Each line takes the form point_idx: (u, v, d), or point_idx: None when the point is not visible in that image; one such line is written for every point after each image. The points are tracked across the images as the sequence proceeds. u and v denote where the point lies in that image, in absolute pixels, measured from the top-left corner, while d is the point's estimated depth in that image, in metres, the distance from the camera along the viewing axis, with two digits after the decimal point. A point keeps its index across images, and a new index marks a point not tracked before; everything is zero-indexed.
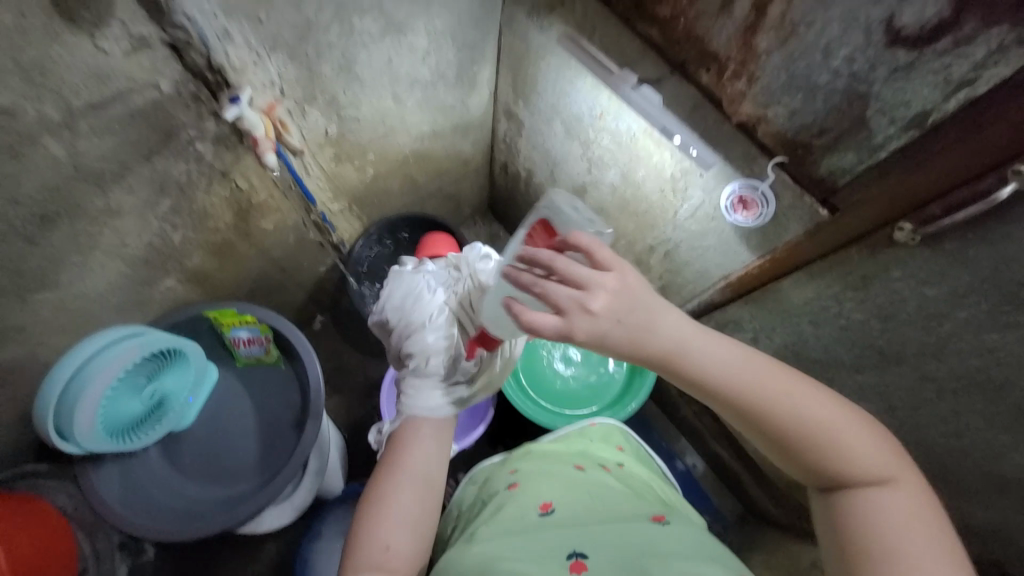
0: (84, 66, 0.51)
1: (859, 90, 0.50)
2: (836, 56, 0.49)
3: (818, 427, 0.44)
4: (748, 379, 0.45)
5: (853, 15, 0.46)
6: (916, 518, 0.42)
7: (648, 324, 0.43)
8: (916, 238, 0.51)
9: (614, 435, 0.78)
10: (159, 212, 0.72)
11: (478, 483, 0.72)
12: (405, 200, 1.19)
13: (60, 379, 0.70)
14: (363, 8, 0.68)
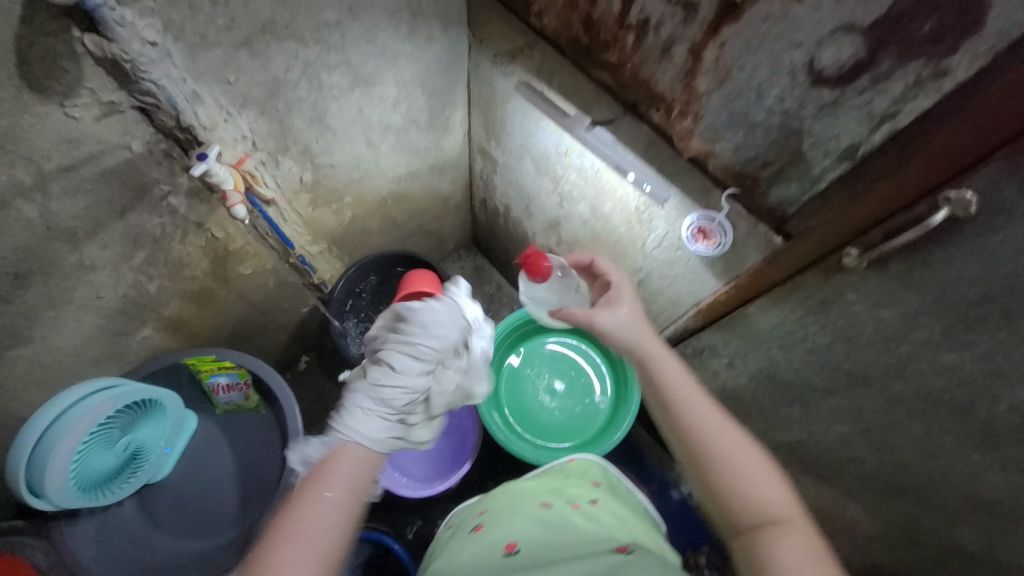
0: (54, 134, 0.54)
1: (793, 126, 0.52)
2: (768, 96, 0.52)
3: (730, 461, 0.52)
4: (688, 397, 0.56)
5: (778, 59, 0.48)
6: (816, 558, 0.45)
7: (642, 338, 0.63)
8: (862, 262, 0.53)
9: (590, 471, 0.78)
10: (134, 265, 0.74)
11: (448, 531, 0.70)
12: (385, 238, 1.21)
13: (29, 437, 0.69)
14: (331, 65, 0.71)
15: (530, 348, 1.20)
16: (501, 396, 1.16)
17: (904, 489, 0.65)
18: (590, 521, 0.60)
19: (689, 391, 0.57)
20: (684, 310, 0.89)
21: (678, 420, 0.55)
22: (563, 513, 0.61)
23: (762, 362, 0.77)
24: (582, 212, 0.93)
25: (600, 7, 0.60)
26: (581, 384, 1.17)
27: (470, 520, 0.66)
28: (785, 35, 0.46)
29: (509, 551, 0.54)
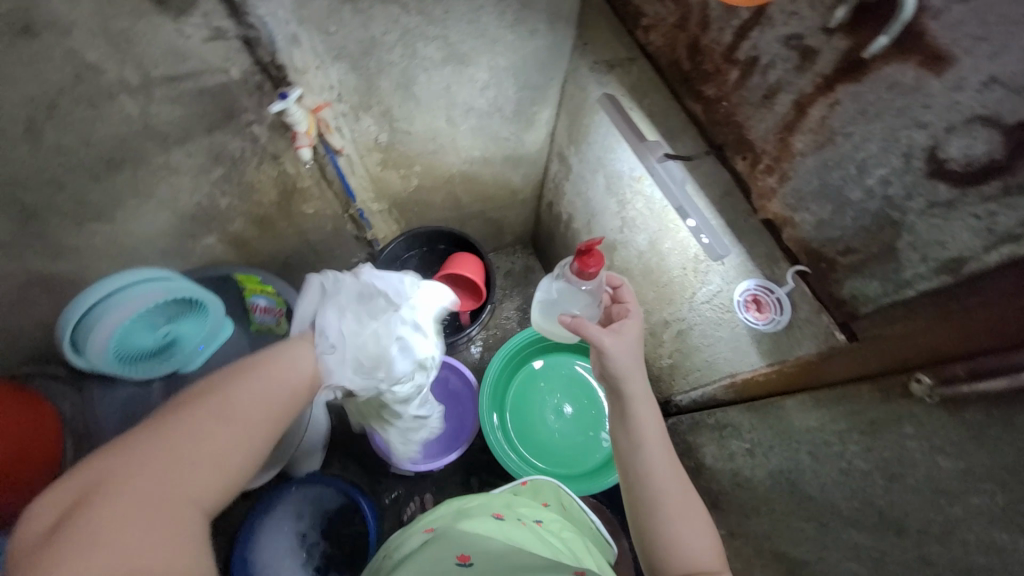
0: (166, 45, 0.59)
1: (891, 217, 0.45)
2: (870, 175, 0.45)
3: (671, 510, 0.57)
4: (652, 444, 0.60)
5: (894, 135, 0.42)
6: None
7: (631, 366, 0.63)
8: (934, 397, 0.45)
9: (544, 491, 0.78)
10: (211, 178, 0.80)
11: (388, 550, 0.67)
12: (445, 215, 1.22)
13: (86, 303, 0.79)
14: (428, 36, 0.72)
15: (552, 363, 1.17)
16: (508, 399, 1.15)
17: None
18: (541, 540, 0.59)
19: (655, 439, 0.61)
20: (720, 377, 0.82)
21: (639, 466, 0.60)
22: (514, 526, 0.60)
23: (785, 463, 0.68)
24: (640, 244, 0.87)
25: (710, 35, 0.55)
26: (590, 416, 1.12)
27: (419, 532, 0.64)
28: (912, 108, 0.40)
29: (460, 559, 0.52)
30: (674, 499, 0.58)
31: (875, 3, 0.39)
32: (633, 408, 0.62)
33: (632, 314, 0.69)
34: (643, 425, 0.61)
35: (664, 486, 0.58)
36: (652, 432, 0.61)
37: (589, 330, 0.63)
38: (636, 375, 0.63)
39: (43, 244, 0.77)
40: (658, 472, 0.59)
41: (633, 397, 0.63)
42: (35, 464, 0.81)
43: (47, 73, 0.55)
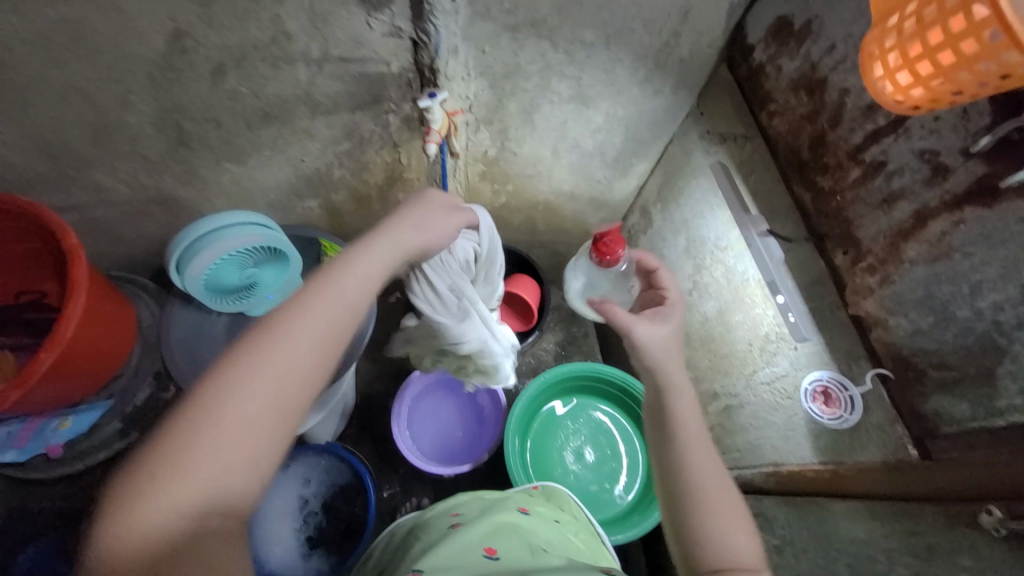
0: (351, 32, 0.67)
1: (995, 342, 0.46)
2: (983, 298, 0.46)
3: (706, 501, 0.55)
4: (688, 429, 0.59)
5: (1016, 267, 0.44)
6: None
7: (668, 357, 0.64)
8: (1001, 531, 0.45)
9: (558, 499, 0.78)
10: (337, 150, 0.89)
11: (413, 523, 0.74)
12: (517, 236, 1.27)
13: (198, 231, 0.87)
14: (565, 74, 0.79)
15: (579, 402, 1.17)
16: (532, 426, 1.13)
17: None
18: (560, 543, 0.63)
19: (694, 431, 0.59)
20: (758, 463, 0.80)
21: (672, 452, 0.58)
22: (537, 525, 0.65)
23: (815, 569, 0.66)
24: (707, 309, 0.88)
25: (839, 132, 0.58)
26: (609, 466, 1.10)
27: (447, 517, 0.68)
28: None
29: (489, 555, 0.56)
30: (710, 487, 0.56)
31: (1019, 140, 0.41)
32: (670, 393, 0.62)
33: (670, 303, 0.70)
34: (682, 416, 0.60)
35: (701, 480, 0.56)
36: (693, 424, 0.59)
37: (619, 318, 0.66)
38: (675, 367, 0.63)
39: (182, 168, 0.87)
40: (697, 465, 0.57)
41: (671, 387, 0.62)
42: (104, 358, 0.88)
43: (250, 31, 0.65)
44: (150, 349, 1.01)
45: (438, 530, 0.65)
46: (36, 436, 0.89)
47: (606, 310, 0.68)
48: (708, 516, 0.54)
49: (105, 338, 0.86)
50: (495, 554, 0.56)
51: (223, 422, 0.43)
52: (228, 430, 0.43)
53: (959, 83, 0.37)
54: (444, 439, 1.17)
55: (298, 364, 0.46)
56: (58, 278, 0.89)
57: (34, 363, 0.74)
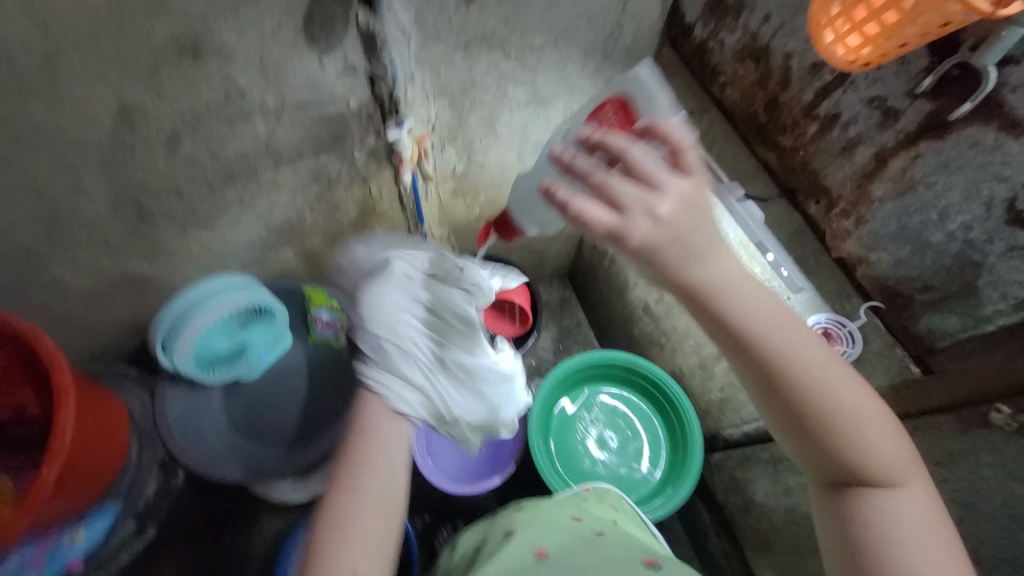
0: (305, 76, 0.67)
1: (971, 258, 0.55)
2: (952, 221, 0.55)
3: (835, 417, 0.47)
4: (782, 336, 0.46)
5: (976, 187, 0.53)
6: (927, 523, 0.46)
7: (703, 253, 0.45)
8: (1013, 424, 0.52)
9: (608, 497, 0.80)
10: (306, 195, 0.87)
11: (476, 531, 0.78)
12: (496, 245, 1.25)
13: (180, 308, 0.85)
14: (519, 80, 0.80)
15: (585, 391, 1.18)
16: (549, 429, 1.13)
17: None
18: (615, 536, 0.67)
19: (810, 357, 0.46)
20: None
21: (778, 375, 0.46)
22: (591, 527, 0.68)
23: None
24: None
25: (791, 93, 0.65)
26: (632, 447, 1.13)
27: (502, 526, 0.72)
28: (993, 164, 0.51)
29: (539, 558, 0.60)
30: (836, 401, 0.46)
31: (958, 75, 0.50)
32: (735, 302, 0.46)
33: (637, 215, 0.44)
34: (789, 349, 0.46)
35: (831, 413, 0.47)
36: (804, 354, 0.46)
37: (596, 224, 0.44)
38: (755, 295, 0.46)
39: (147, 246, 0.83)
40: (827, 399, 0.46)
41: (739, 308, 0.46)
42: (104, 462, 0.84)
43: (202, 93, 0.63)
44: (149, 439, 0.96)
45: (495, 539, 0.69)
46: (52, 558, 0.83)
47: (555, 199, 0.45)
48: (848, 449, 0.47)
49: (100, 438, 0.82)
50: (545, 555, 0.61)
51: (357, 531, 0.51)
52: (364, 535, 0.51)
53: (904, 37, 0.43)
54: (466, 458, 1.16)
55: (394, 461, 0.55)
56: (38, 391, 0.81)
57: (38, 481, 0.70)
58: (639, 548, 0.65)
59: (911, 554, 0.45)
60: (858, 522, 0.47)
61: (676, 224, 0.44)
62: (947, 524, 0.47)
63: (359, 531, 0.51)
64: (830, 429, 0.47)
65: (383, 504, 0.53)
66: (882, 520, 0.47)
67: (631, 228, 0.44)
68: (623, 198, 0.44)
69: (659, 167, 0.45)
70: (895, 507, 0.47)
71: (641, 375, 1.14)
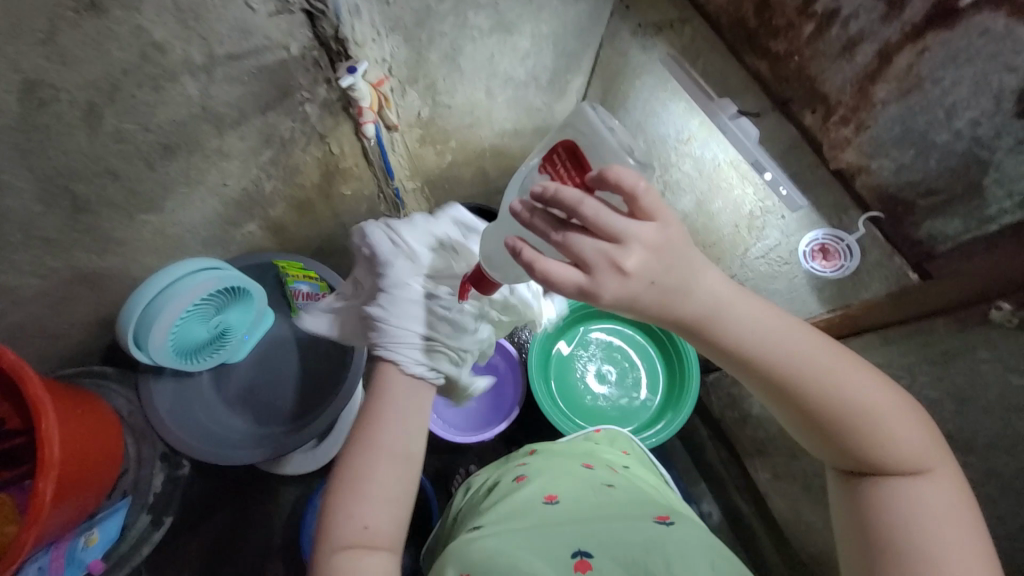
0: (232, 20, 0.58)
1: (979, 156, 0.56)
2: (960, 118, 0.55)
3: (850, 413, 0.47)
4: (778, 342, 0.47)
5: (985, 80, 0.51)
6: (956, 511, 0.45)
7: (684, 284, 0.44)
8: (1015, 320, 0.56)
9: (620, 441, 0.84)
10: (260, 161, 0.79)
11: (488, 475, 0.80)
12: (474, 192, 1.16)
13: (142, 300, 0.77)
14: (480, 4, 0.71)
15: (580, 330, 1.18)
16: (548, 369, 1.14)
17: None
18: (625, 487, 0.68)
19: (808, 359, 0.47)
20: None
21: (782, 381, 0.47)
22: (603, 473, 0.70)
23: None
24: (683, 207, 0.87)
25: None
26: (632, 378, 1.16)
27: (514, 470, 0.74)
28: (1004, 54, 0.49)
29: (550, 502, 0.63)
30: (846, 399, 0.47)
31: None
32: (728, 317, 0.46)
33: (603, 270, 0.41)
34: (790, 354, 0.47)
35: (842, 411, 0.47)
36: (801, 359, 0.47)
37: (564, 283, 0.42)
38: (750, 307, 0.47)
39: (94, 238, 0.73)
40: (830, 396, 0.47)
41: (731, 323, 0.46)
42: (102, 467, 0.81)
43: (113, 54, 0.54)
44: (145, 435, 0.94)
45: (506, 484, 0.71)
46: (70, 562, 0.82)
47: (521, 258, 0.42)
48: (863, 445, 0.47)
49: (90, 441, 0.78)
50: (556, 500, 0.63)
51: (364, 514, 0.50)
52: (374, 517, 0.51)
53: None
54: (469, 408, 1.17)
55: (401, 452, 0.54)
56: (14, 403, 0.76)
57: (35, 496, 0.67)
58: (649, 501, 0.65)
59: (930, 537, 0.44)
60: (874, 510, 0.47)
61: (647, 271, 0.42)
62: (974, 510, 0.46)
63: (377, 488, 0.51)
64: (839, 426, 0.47)
65: (406, 464, 0.54)
66: (901, 506, 0.46)
67: (600, 283, 0.42)
68: (586, 256, 0.41)
69: (618, 216, 0.41)
70: (924, 494, 0.46)
71: None
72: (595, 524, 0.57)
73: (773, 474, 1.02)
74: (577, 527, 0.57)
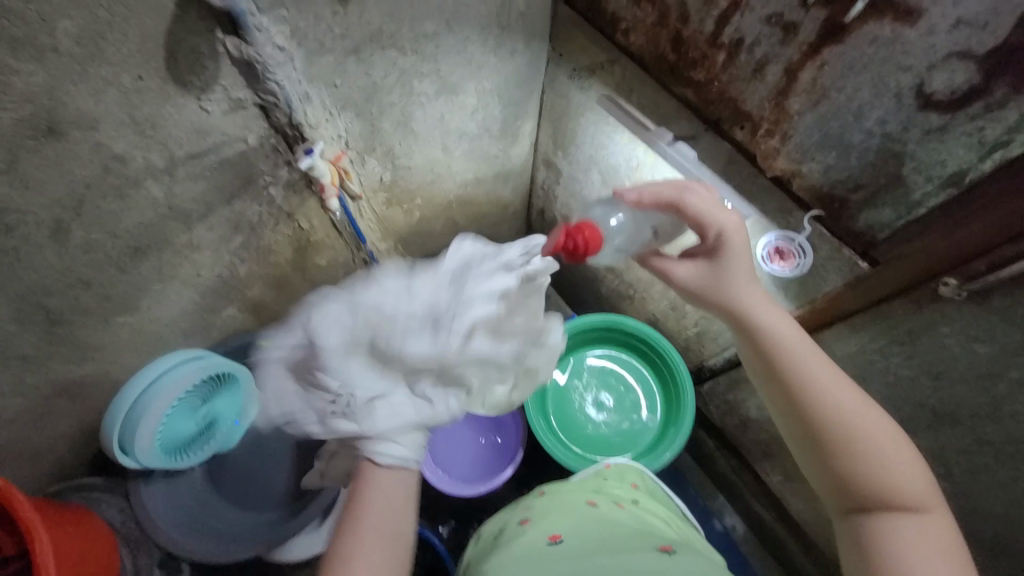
0: (188, 123, 0.62)
1: (893, 149, 0.59)
2: (869, 118, 0.58)
3: (855, 438, 0.52)
4: (803, 350, 0.57)
5: (883, 81, 0.55)
6: (943, 552, 0.48)
7: (745, 269, 0.62)
8: (963, 293, 0.59)
9: (629, 474, 0.84)
10: (231, 247, 0.81)
11: (496, 521, 0.78)
12: (446, 241, 1.20)
13: (125, 402, 0.77)
14: (422, 72, 0.76)
15: (571, 359, 1.19)
16: (545, 404, 1.14)
17: (958, 506, 0.73)
18: (631, 522, 0.67)
19: (826, 376, 0.55)
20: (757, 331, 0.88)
21: (797, 387, 0.55)
22: (609, 508, 0.70)
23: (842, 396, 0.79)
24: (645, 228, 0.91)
25: (692, 27, 0.66)
26: (630, 400, 1.16)
27: (518, 514, 0.74)
28: (894, 57, 0.52)
29: (554, 542, 0.62)
30: (858, 424, 0.52)
31: None
32: (760, 317, 0.60)
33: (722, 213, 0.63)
34: (812, 371, 0.55)
35: (847, 434, 0.52)
36: (817, 368, 0.55)
37: (710, 215, 0.63)
38: (782, 321, 0.59)
39: (70, 348, 0.71)
40: (840, 420, 0.52)
41: (764, 321, 0.60)
42: None
43: (74, 171, 0.56)
44: (142, 542, 0.91)
45: (511, 529, 0.70)
46: None
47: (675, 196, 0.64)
48: (861, 472, 0.51)
49: (86, 560, 0.74)
50: (560, 539, 0.62)
51: None
52: None
53: None
54: (474, 457, 1.16)
55: (390, 529, 0.52)
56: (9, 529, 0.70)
57: None
58: (655, 535, 0.64)
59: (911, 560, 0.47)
60: (873, 537, 0.50)
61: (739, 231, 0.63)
62: (962, 558, 0.48)
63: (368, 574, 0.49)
64: (845, 448, 0.52)
65: (396, 542, 0.52)
66: (888, 533, 0.50)
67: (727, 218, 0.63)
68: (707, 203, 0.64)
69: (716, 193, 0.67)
70: (913, 531, 0.49)
71: (620, 330, 1.16)
72: (600, 559, 0.56)
73: (784, 476, 1.01)
74: (579, 561, 0.56)
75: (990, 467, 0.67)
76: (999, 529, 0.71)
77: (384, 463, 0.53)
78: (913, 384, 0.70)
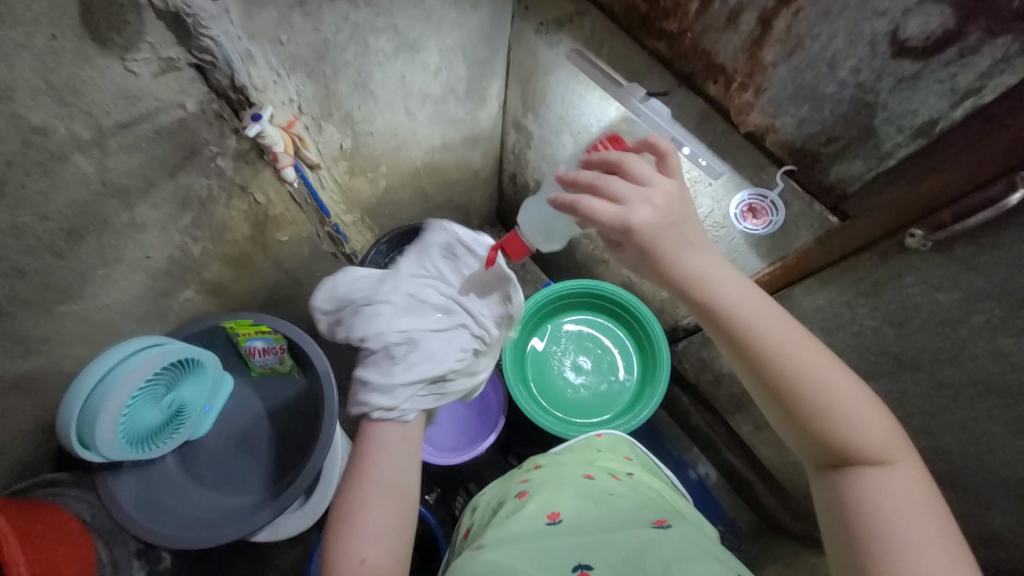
0: (115, 87, 0.55)
1: (866, 99, 0.58)
2: (842, 68, 0.57)
3: (825, 400, 0.52)
4: (762, 317, 0.52)
5: (858, 28, 0.53)
6: (922, 504, 0.49)
7: (688, 242, 0.52)
8: (929, 243, 0.60)
9: (620, 445, 0.85)
10: (181, 226, 0.75)
11: (495, 489, 0.80)
12: (415, 211, 1.15)
13: (81, 391, 0.72)
14: (377, 28, 0.70)
15: (549, 326, 1.20)
16: (525, 370, 1.15)
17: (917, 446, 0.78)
18: (627, 494, 0.69)
19: (794, 345, 0.52)
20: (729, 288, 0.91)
21: (765, 363, 0.52)
22: (606, 480, 0.72)
23: None
24: None
25: None
26: (607, 362, 1.18)
27: (515, 487, 0.74)
28: (870, 1, 0.51)
29: (553, 521, 0.63)
30: (830, 389, 0.52)
31: None
32: (715, 292, 0.52)
33: (637, 204, 0.51)
34: (773, 343, 0.52)
35: (815, 401, 0.52)
36: (774, 338, 0.52)
37: (602, 215, 0.51)
38: (741, 291, 0.53)
39: (10, 341, 0.66)
40: (814, 385, 0.52)
41: (723, 291, 0.52)
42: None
43: None
44: (115, 534, 0.88)
45: (508, 503, 0.71)
46: None
47: (568, 203, 0.53)
48: (834, 434, 0.52)
49: (58, 556, 0.71)
50: (558, 517, 0.63)
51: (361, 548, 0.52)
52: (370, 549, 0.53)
53: None
54: (457, 428, 1.16)
55: (395, 487, 0.56)
56: None
57: None
58: (649, 508, 0.66)
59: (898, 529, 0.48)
60: (851, 500, 0.51)
61: (670, 210, 0.52)
62: (934, 498, 0.51)
63: (375, 526, 0.54)
64: (816, 412, 0.52)
65: (400, 498, 0.56)
66: (866, 492, 0.51)
67: (634, 216, 0.51)
68: (622, 194, 0.51)
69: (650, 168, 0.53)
70: (893, 486, 0.50)
71: (598, 295, 1.16)
72: (599, 538, 0.58)
73: (755, 426, 1.06)
74: (584, 539, 0.58)
75: (949, 408, 0.71)
76: (950, 465, 0.76)
77: (379, 417, 0.57)
78: (877, 333, 0.73)
